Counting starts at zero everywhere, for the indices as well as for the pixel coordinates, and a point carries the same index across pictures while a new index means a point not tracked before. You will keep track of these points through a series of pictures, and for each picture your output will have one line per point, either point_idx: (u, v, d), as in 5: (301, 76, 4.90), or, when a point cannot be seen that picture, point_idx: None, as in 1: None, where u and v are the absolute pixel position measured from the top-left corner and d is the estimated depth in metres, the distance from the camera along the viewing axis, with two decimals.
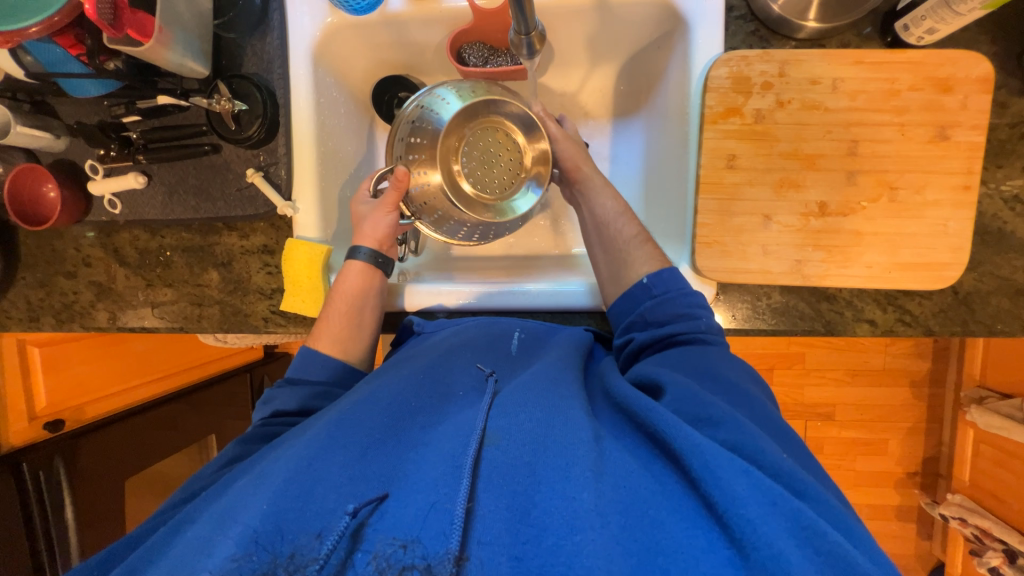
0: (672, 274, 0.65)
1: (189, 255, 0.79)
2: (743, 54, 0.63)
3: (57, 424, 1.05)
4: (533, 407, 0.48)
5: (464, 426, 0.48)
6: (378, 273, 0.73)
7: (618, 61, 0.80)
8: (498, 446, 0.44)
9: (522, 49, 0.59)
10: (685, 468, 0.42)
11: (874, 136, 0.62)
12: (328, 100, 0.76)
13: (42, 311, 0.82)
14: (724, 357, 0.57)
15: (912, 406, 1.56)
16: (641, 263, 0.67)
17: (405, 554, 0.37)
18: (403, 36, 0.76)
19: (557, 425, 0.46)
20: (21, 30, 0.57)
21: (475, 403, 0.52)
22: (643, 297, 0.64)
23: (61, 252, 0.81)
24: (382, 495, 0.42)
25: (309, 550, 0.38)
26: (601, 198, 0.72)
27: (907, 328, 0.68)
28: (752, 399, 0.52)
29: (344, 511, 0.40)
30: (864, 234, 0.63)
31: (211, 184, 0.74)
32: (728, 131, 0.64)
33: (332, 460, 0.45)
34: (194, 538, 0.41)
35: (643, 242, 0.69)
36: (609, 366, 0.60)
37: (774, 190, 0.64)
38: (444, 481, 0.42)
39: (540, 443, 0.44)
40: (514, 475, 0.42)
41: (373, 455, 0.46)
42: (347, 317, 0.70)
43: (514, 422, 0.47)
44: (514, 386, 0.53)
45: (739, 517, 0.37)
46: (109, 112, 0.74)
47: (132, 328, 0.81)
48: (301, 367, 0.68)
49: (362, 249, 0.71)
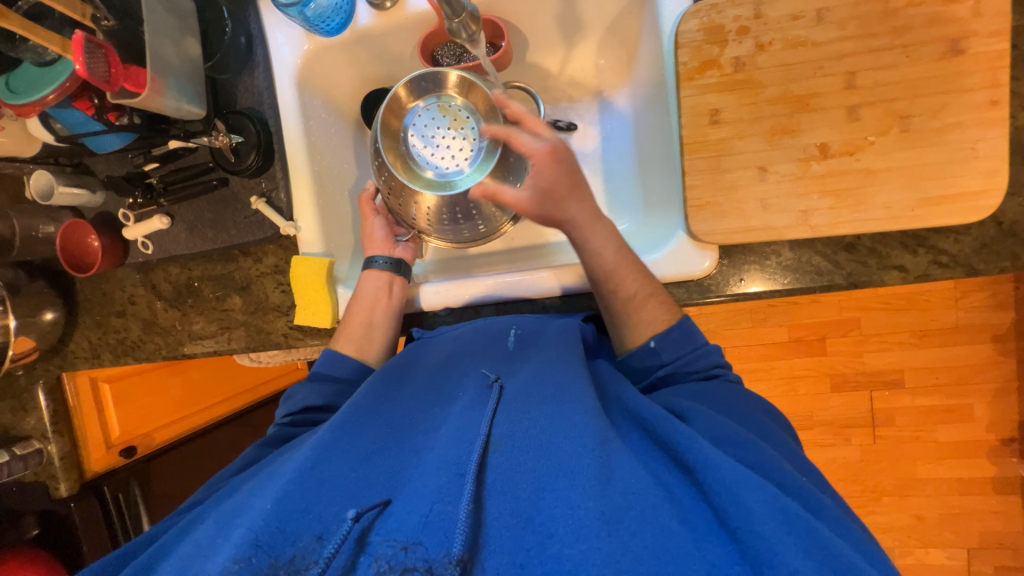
0: (681, 333, 0.60)
1: (214, 283, 0.86)
2: (712, 3, 0.59)
3: (130, 450, 1.17)
4: (538, 412, 0.47)
5: (468, 427, 0.47)
6: (392, 277, 0.76)
7: (593, 36, 0.79)
8: (502, 453, 0.43)
9: (460, 34, 0.61)
10: (698, 481, 0.40)
11: (872, 63, 0.57)
12: (318, 121, 0.80)
13: (102, 348, 0.93)
14: (735, 390, 0.57)
15: (996, 363, 1.40)
16: (645, 326, 0.62)
17: (406, 556, 0.38)
18: (379, 49, 0.79)
19: (563, 428, 0.44)
20: (41, 99, 0.64)
21: (481, 401, 0.50)
22: (653, 363, 0.61)
23: (110, 294, 0.91)
24: (384, 502, 0.43)
25: (310, 553, 0.39)
26: (604, 257, 0.63)
27: (945, 270, 0.60)
28: (774, 436, 0.52)
29: (347, 516, 0.41)
30: (876, 171, 0.58)
31: (224, 215, 0.80)
32: (707, 86, 0.60)
33: (334, 465, 0.45)
34: (202, 539, 0.43)
35: (647, 298, 0.62)
36: (611, 373, 0.58)
37: (766, 139, 0.60)
38: (447, 488, 0.41)
39: (545, 448, 0.43)
40: (518, 482, 0.41)
41: (376, 465, 0.46)
42: (362, 322, 0.73)
43: (519, 428, 0.45)
44: (519, 388, 0.51)
45: (754, 534, 0.35)
46: (132, 163, 0.82)
47: (175, 355, 0.89)
48: (326, 366, 0.70)
49: (379, 258, 0.77)
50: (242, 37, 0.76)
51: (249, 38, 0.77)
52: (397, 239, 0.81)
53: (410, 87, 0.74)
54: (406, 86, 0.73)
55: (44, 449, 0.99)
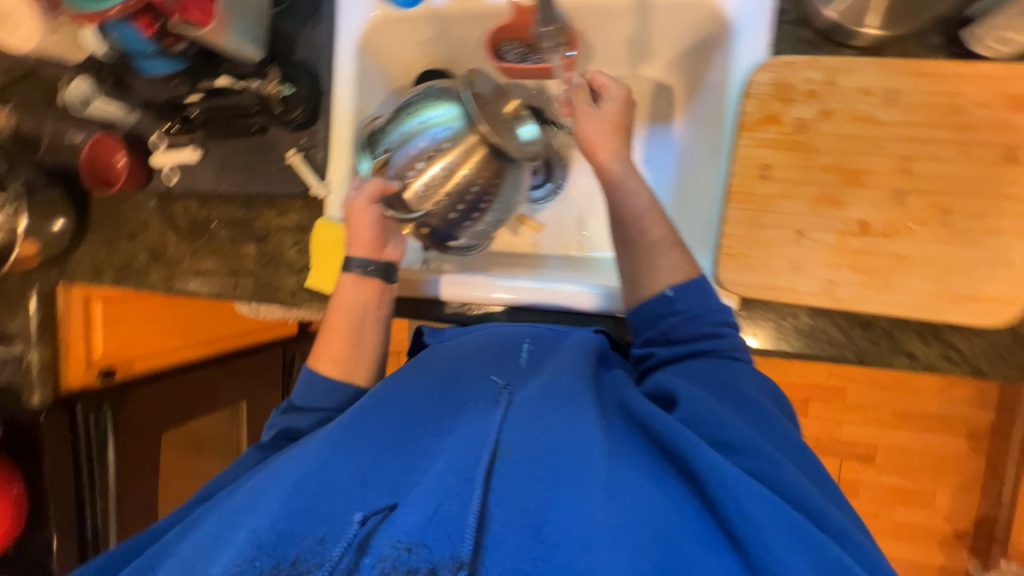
0: (698, 289, 0.60)
1: (232, 227, 0.85)
2: (787, 60, 0.60)
3: (110, 373, 1.14)
4: (544, 419, 0.47)
5: (475, 436, 0.46)
6: (380, 284, 0.72)
7: (659, 66, 0.78)
8: (510, 461, 0.44)
9: (546, 40, 0.68)
10: (703, 489, 0.42)
11: (928, 153, 0.57)
12: (369, 90, 0.79)
13: (105, 268, 0.91)
14: (751, 374, 0.55)
15: (966, 458, 1.43)
16: (666, 272, 0.62)
17: (410, 557, 0.38)
18: (446, 31, 0.79)
19: (567, 438, 0.44)
20: (104, 11, 0.62)
21: (488, 409, 0.51)
22: (665, 312, 0.60)
23: (124, 216, 0.90)
24: (391, 506, 0.43)
25: (312, 556, 0.40)
26: (641, 196, 0.65)
27: (953, 367, 0.61)
28: (773, 419, 0.50)
29: (354, 520, 0.42)
30: (908, 259, 0.58)
31: (257, 162, 0.81)
32: (765, 140, 0.61)
33: (345, 467, 0.47)
34: (210, 535, 0.45)
35: (670, 248, 0.63)
36: (621, 376, 0.57)
37: (810, 204, 0.60)
38: (454, 490, 0.42)
39: (553, 457, 0.43)
40: (524, 491, 0.42)
41: (384, 461, 0.47)
42: (347, 334, 0.69)
43: (526, 435, 0.45)
44: (528, 395, 0.51)
45: (761, 547, 0.37)
46: (175, 91, 0.81)
47: (177, 290, 0.88)
48: (304, 395, 0.66)
49: (356, 260, 0.71)
50: None
51: None
52: (387, 238, 0.73)
53: (444, 81, 0.67)
54: (439, 83, 0.67)
55: (24, 355, 1.03)
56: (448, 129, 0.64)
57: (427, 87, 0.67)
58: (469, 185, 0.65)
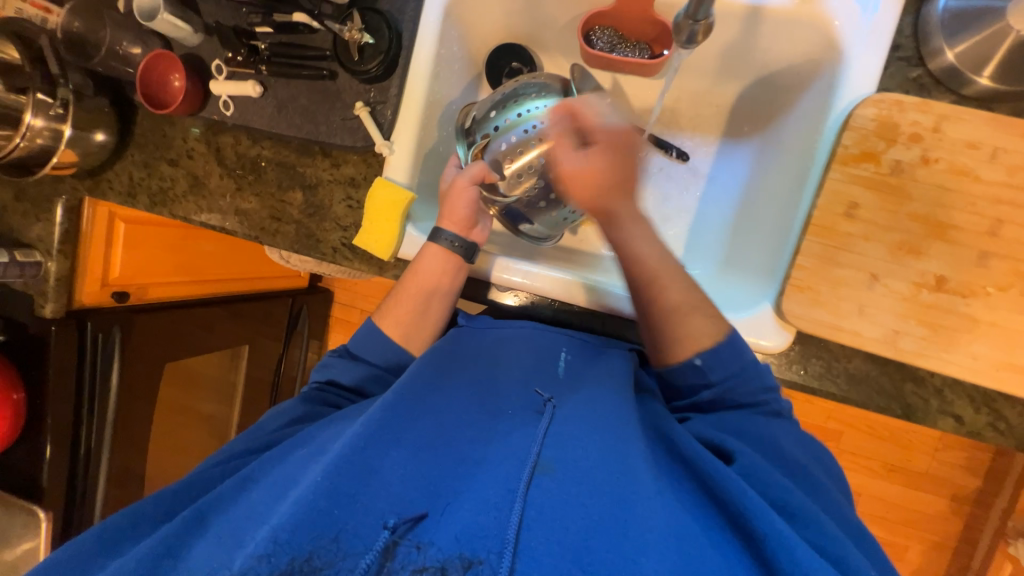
0: (729, 351, 0.57)
1: (281, 170, 0.81)
2: (897, 99, 0.58)
3: (123, 295, 1.12)
4: (592, 446, 0.46)
5: (518, 450, 0.47)
6: (459, 262, 0.70)
7: (746, 81, 0.76)
8: (551, 477, 0.44)
9: (681, 36, 0.56)
10: (762, 552, 0.41)
11: (1022, 219, 0.56)
12: (448, 53, 0.76)
13: (140, 190, 0.88)
14: (790, 429, 0.58)
15: (946, 520, 1.45)
16: (686, 342, 0.59)
17: (418, 556, 0.40)
18: (537, 6, 0.76)
19: (614, 470, 0.45)
20: None
21: (531, 421, 0.50)
22: (698, 381, 0.59)
23: (169, 139, 0.86)
24: (421, 515, 0.43)
25: (327, 554, 0.40)
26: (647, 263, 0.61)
27: (997, 435, 0.61)
28: (821, 489, 0.53)
29: (383, 525, 0.41)
30: (979, 322, 0.57)
31: (319, 107, 0.77)
32: (856, 177, 0.59)
33: (384, 456, 0.46)
34: (253, 508, 0.47)
35: (691, 312, 0.60)
36: (660, 410, 0.56)
37: (890, 250, 0.59)
38: (496, 505, 0.42)
39: (598, 486, 0.43)
40: (568, 517, 0.41)
41: (425, 457, 0.47)
42: (415, 303, 0.70)
43: (571, 456, 0.46)
44: (575, 415, 0.50)
45: None
46: (244, 19, 0.78)
47: (213, 225, 0.85)
48: (360, 343, 0.70)
49: (444, 233, 0.70)
50: None
51: None
52: (476, 219, 0.72)
53: (540, 74, 0.73)
54: (534, 77, 0.73)
55: (43, 264, 0.97)
56: None
57: (527, 78, 0.73)
58: None
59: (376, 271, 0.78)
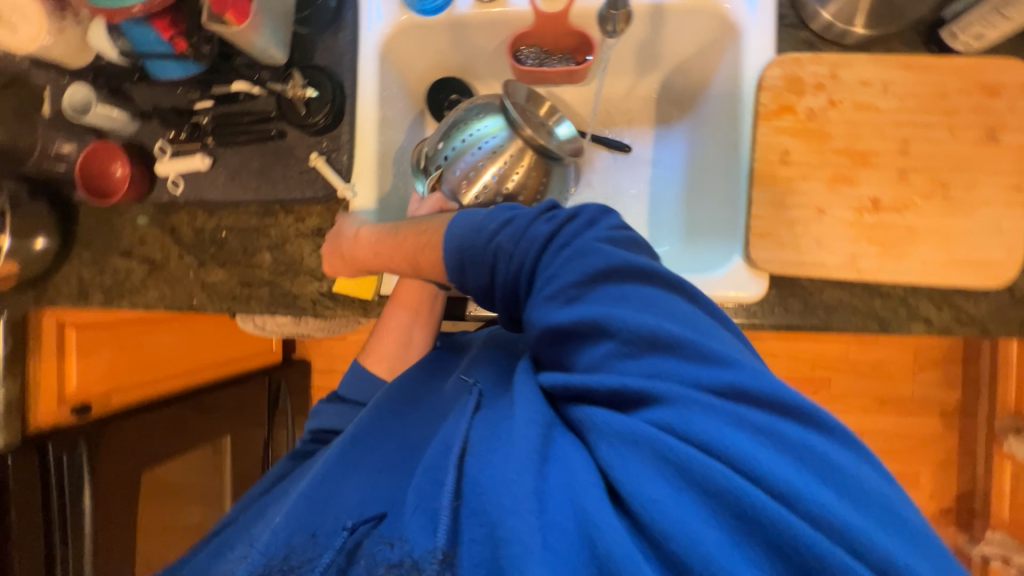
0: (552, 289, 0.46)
1: (244, 236, 0.80)
2: (795, 57, 0.66)
3: (85, 409, 1.03)
4: (505, 418, 0.45)
5: (446, 443, 0.47)
6: (437, 291, 0.72)
7: (663, 71, 0.85)
8: (474, 460, 0.43)
9: (609, 24, 0.65)
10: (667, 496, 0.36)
11: (923, 136, 0.64)
12: (390, 94, 0.80)
13: (93, 288, 0.84)
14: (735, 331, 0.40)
15: (942, 437, 1.52)
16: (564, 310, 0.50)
17: (393, 552, 0.42)
18: (465, 39, 0.81)
19: (517, 435, 0.41)
20: (127, 9, 0.62)
21: (463, 412, 0.49)
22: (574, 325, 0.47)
23: (118, 230, 0.83)
24: (378, 516, 0.46)
25: (309, 554, 0.46)
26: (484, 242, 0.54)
27: (964, 327, 0.67)
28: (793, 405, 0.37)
29: (344, 526, 0.46)
30: (917, 230, 0.64)
31: (273, 167, 0.78)
32: (781, 128, 0.66)
33: (348, 476, 0.51)
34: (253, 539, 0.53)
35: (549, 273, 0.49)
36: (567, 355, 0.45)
37: (827, 184, 0.65)
38: (428, 495, 0.44)
39: (502, 461, 0.41)
40: (481, 492, 0.41)
41: (387, 472, 0.50)
42: (399, 336, 0.71)
43: (487, 435, 0.44)
44: (502, 395, 0.48)
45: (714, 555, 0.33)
46: (183, 98, 0.78)
47: (180, 307, 0.81)
48: (350, 386, 0.71)
49: None
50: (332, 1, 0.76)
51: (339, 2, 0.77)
52: None
53: (476, 99, 0.77)
54: (472, 102, 0.76)
55: None
56: (494, 138, 0.73)
57: (468, 104, 0.76)
58: (520, 184, 0.73)
59: (361, 314, 0.77)
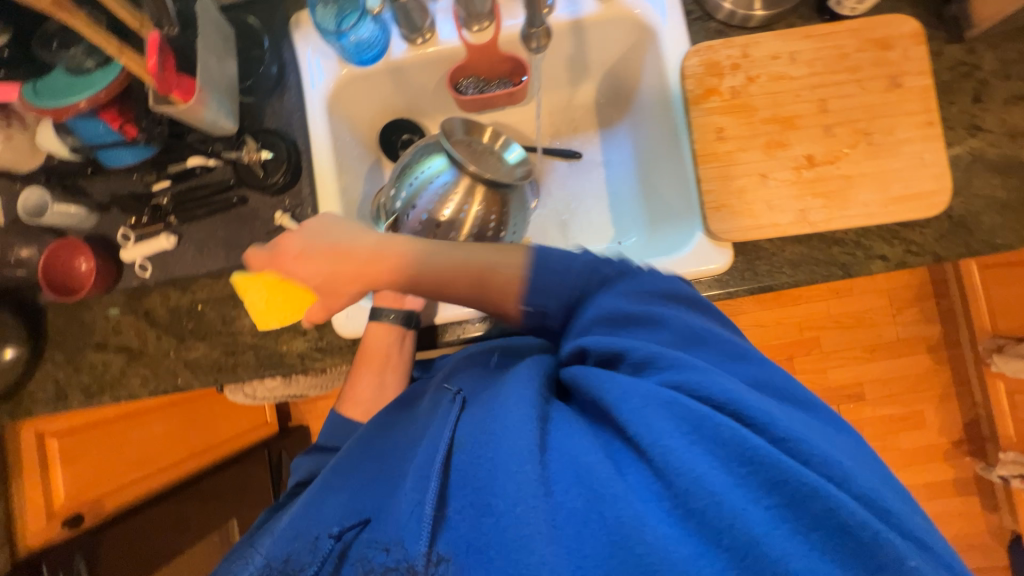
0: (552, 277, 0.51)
1: (220, 305, 0.80)
2: (708, 45, 0.72)
3: (77, 519, 0.99)
4: (495, 402, 0.45)
5: (433, 440, 0.46)
6: (403, 332, 0.73)
7: (595, 79, 0.91)
8: (464, 453, 0.42)
9: (533, 41, 0.72)
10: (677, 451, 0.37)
11: (837, 93, 0.70)
12: (343, 143, 0.83)
13: (71, 388, 0.81)
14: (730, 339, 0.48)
15: (936, 371, 1.57)
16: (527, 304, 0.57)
17: (386, 558, 0.42)
18: (405, 81, 0.86)
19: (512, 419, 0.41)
20: (72, 105, 0.63)
21: (449, 413, 0.49)
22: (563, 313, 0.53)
23: (90, 324, 0.82)
24: (363, 522, 0.46)
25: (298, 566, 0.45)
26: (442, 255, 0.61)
27: (918, 258, 0.71)
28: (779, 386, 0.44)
29: (330, 534, 0.46)
30: (853, 177, 0.69)
31: (240, 232, 0.78)
32: (711, 109, 0.71)
33: (337, 494, 0.50)
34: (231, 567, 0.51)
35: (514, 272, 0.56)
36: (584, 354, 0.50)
37: (764, 151, 0.70)
38: (416, 490, 0.43)
39: (495, 441, 0.41)
40: (474, 473, 0.40)
41: (373, 485, 0.49)
42: (371, 380, 0.74)
43: (476, 424, 0.44)
44: (487, 390, 0.49)
45: (714, 503, 0.34)
46: (140, 182, 0.80)
47: (166, 389, 0.79)
48: (328, 435, 0.70)
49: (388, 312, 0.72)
50: (273, 68, 0.80)
51: (280, 68, 0.81)
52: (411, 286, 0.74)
53: (421, 140, 0.80)
54: (417, 144, 0.80)
55: None
56: (443, 177, 0.75)
57: (415, 147, 0.80)
58: (475, 215, 0.76)
59: (351, 358, 0.77)
